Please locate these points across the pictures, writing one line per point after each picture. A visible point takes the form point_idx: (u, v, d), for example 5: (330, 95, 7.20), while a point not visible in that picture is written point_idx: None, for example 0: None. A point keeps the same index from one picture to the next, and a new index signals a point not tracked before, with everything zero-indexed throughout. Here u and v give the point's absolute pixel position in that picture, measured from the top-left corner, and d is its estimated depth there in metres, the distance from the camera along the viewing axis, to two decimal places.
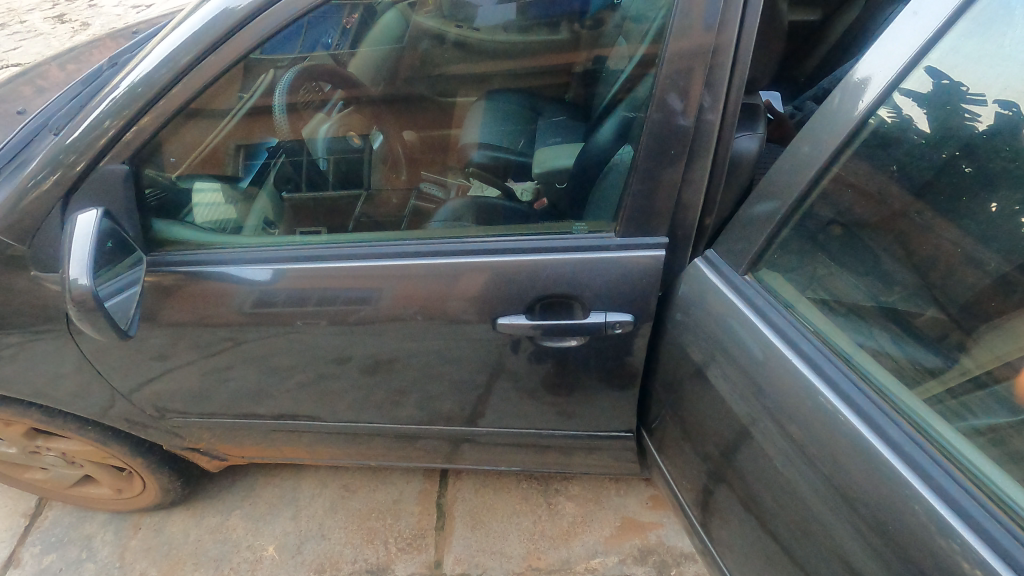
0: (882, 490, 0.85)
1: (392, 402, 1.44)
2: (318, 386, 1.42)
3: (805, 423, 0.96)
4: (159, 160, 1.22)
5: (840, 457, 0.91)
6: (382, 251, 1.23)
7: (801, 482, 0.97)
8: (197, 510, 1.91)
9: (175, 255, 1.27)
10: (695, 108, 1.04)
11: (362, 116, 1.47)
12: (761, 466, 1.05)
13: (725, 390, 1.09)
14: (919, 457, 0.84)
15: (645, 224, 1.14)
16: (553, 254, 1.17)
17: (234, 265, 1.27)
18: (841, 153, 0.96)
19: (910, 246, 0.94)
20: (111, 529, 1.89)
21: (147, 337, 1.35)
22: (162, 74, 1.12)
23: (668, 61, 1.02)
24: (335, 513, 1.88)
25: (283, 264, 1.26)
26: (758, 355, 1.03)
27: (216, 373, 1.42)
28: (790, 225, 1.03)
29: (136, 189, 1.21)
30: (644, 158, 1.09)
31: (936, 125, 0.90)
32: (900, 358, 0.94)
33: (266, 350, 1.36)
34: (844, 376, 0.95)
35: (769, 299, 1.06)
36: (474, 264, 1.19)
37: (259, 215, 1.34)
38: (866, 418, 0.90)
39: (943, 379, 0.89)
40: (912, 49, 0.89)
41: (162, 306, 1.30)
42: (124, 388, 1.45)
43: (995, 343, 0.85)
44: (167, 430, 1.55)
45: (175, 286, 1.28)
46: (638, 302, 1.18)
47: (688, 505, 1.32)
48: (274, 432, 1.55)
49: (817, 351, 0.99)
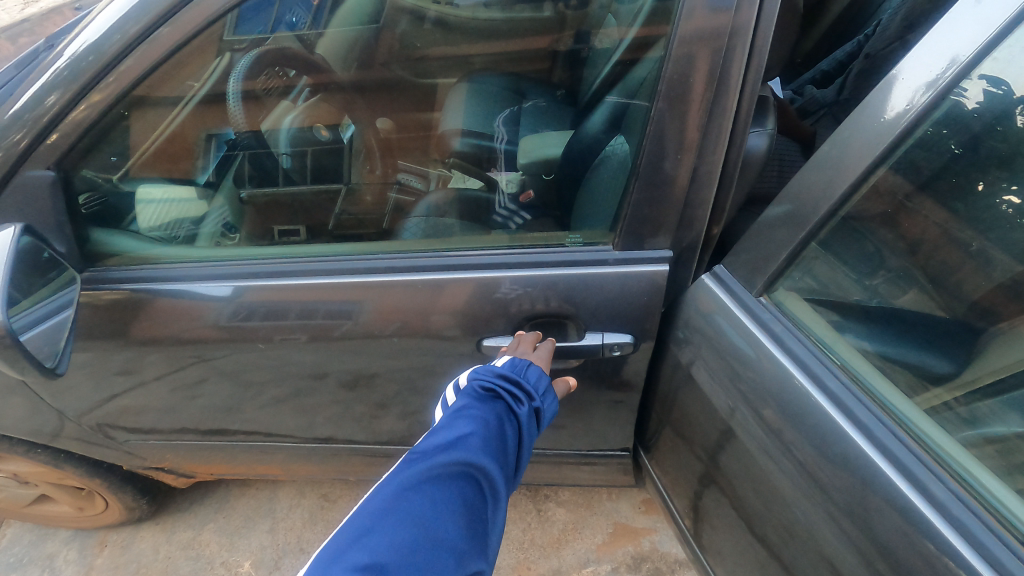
0: (866, 493, 0.80)
1: (372, 416, 1.33)
2: (294, 402, 1.31)
3: (790, 422, 0.89)
4: (102, 157, 1.07)
5: (824, 458, 0.85)
6: (354, 266, 1.10)
7: (797, 498, 0.90)
8: (167, 525, 1.80)
9: (119, 271, 1.14)
10: (706, 104, 0.92)
11: (331, 104, 1.52)
12: (768, 498, 0.96)
13: (733, 417, 0.99)
14: (956, 510, 0.72)
15: (645, 234, 1.03)
16: (544, 270, 1.06)
17: (185, 283, 1.13)
18: (877, 167, 0.81)
19: (928, 263, 0.82)
20: (75, 547, 1.78)
21: (98, 355, 1.22)
22: (110, 45, 0.96)
23: (678, 43, 0.89)
24: (315, 525, 1.79)
25: (243, 280, 1.13)
26: (773, 386, 0.92)
27: (180, 391, 1.30)
28: (813, 242, 0.90)
29: (68, 197, 1.05)
30: (644, 160, 0.97)
31: (941, 109, 0.75)
32: (904, 364, 0.85)
33: (232, 366, 1.24)
34: (869, 412, 0.83)
35: (785, 322, 0.94)
36: (460, 279, 1.08)
37: (216, 218, 1.24)
38: (853, 419, 0.83)
39: (950, 387, 0.81)
40: (971, 43, 0.72)
41: (113, 320, 1.17)
42: (75, 407, 1.32)
43: (1006, 349, 0.76)
44: (127, 449, 1.44)
45: (122, 303, 1.15)
46: (636, 321, 1.08)
47: (680, 513, 1.25)
48: (245, 450, 1.44)
49: (804, 349, 0.91)
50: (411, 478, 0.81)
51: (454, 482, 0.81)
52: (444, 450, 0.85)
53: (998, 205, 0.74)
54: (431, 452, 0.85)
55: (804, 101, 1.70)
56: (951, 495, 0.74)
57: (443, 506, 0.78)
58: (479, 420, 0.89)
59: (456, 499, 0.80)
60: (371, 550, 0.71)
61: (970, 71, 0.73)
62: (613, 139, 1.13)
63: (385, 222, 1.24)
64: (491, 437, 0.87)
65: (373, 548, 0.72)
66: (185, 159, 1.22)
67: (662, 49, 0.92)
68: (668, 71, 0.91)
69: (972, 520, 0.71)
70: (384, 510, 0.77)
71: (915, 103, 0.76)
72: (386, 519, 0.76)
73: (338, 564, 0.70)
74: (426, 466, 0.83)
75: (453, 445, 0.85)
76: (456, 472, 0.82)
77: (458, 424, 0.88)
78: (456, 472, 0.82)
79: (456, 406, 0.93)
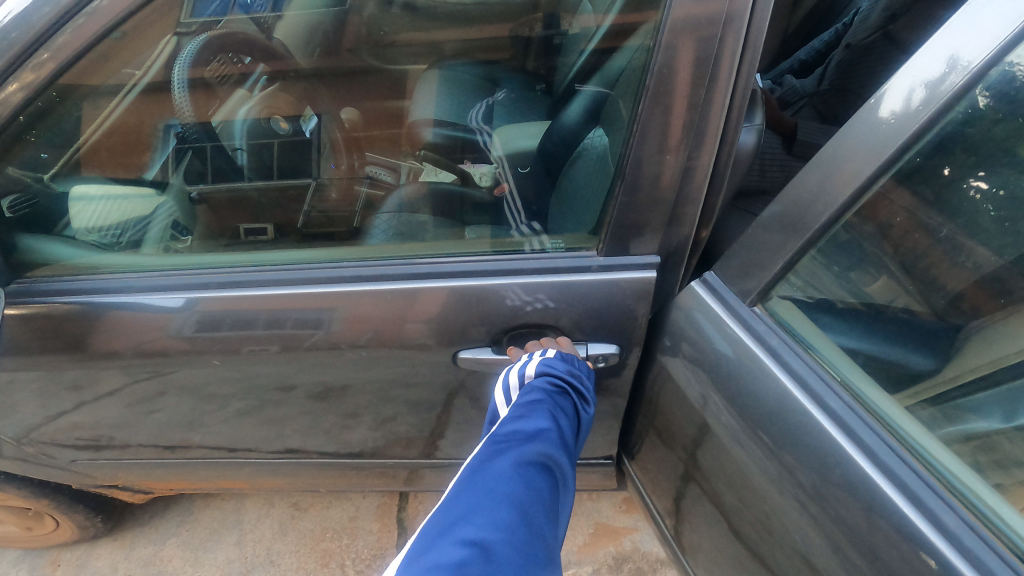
0: (847, 493, 0.77)
1: (342, 427, 1.25)
2: (258, 414, 1.22)
3: (770, 420, 0.86)
4: (30, 151, 0.96)
5: (803, 457, 0.81)
6: (317, 276, 1.02)
7: (776, 498, 0.86)
8: (126, 541, 1.70)
9: (52, 282, 1.04)
10: (697, 100, 0.86)
11: (288, 95, 1.44)
12: (746, 496, 0.93)
13: (715, 419, 0.95)
14: (975, 546, 0.67)
15: (629, 240, 0.97)
16: (521, 277, 1.00)
17: (127, 295, 1.03)
18: (880, 178, 0.75)
19: (921, 267, 0.79)
20: (25, 567, 1.67)
21: (37, 371, 1.11)
22: (40, 17, 0.84)
23: (670, 30, 0.82)
24: (285, 536, 1.72)
25: (194, 292, 1.03)
26: (771, 404, 0.86)
27: (132, 407, 1.20)
28: (812, 251, 0.84)
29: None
30: (630, 161, 0.91)
31: (956, 113, 0.69)
32: (888, 363, 0.83)
33: (188, 381, 1.14)
34: (874, 435, 0.77)
35: (782, 336, 0.88)
36: (433, 287, 1.00)
37: (163, 219, 1.15)
38: (835, 418, 0.80)
39: (933, 385, 0.80)
40: (990, 42, 0.65)
41: (49, 331, 1.06)
42: (20, 425, 1.22)
43: (990, 346, 0.75)
44: (78, 467, 1.34)
45: (61, 317, 1.04)
46: (621, 330, 1.04)
47: (660, 512, 1.22)
48: (208, 465, 1.36)
49: (786, 347, 0.87)
50: (500, 463, 0.78)
51: (540, 471, 0.79)
52: (528, 440, 0.82)
53: (966, 190, 0.72)
54: (515, 442, 0.82)
55: (785, 92, 1.67)
56: (934, 494, 0.71)
57: (539, 497, 0.75)
58: (553, 416, 0.87)
59: (545, 487, 0.77)
60: (476, 527, 0.69)
61: (986, 74, 0.66)
62: (592, 132, 1.09)
63: (358, 221, 1.17)
64: (567, 431, 0.88)
65: (478, 526, 0.69)
66: (137, 152, 1.15)
67: (652, 38, 0.85)
68: (659, 62, 0.84)
69: (956, 521, 0.69)
70: (480, 491, 0.74)
71: (914, 105, 0.71)
72: (482, 500, 0.73)
73: (444, 540, 0.68)
74: (514, 454, 0.80)
75: (536, 436, 0.82)
76: (540, 462, 0.80)
77: (533, 416, 0.85)
78: (541, 462, 0.80)
79: (522, 401, 0.88)
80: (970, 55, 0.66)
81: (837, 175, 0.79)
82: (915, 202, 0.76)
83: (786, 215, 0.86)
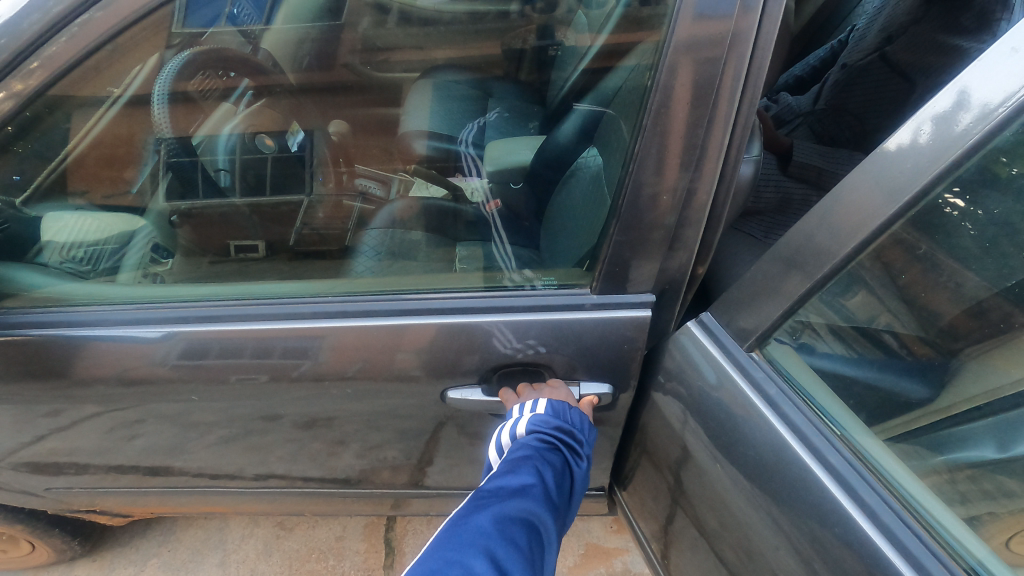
0: (844, 550, 0.74)
1: (328, 453, 1.22)
2: (242, 441, 1.19)
3: (765, 468, 0.84)
4: (3, 175, 0.91)
5: (799, 509, 0.79)
6: (300, 310, 0.99)
7: (769, 547, 0.84)
8: (105, 562, 1.66)
9: (22, 315, 0.99)
10: (698, 125, 0.83)
11: (273, 111, 1.40)
12: (738, 541, 0.91)
13: (709, 461, 0.93)
14: None
15: (626, 277, 0.95)
16: (512, 315, 0.97)
17: (101, 328, 0.99)
18: (894, 222, 0.72)
19: (919, 303, 0.76)
20: None
21: (12, 400, 1.08)
22: (30, 26, 0.80)
23: (673, 52, 0.80)
24: (270, 556, 1.68)
25: (174, 325, 0.99)
26: (766, 452, 0.84)
27: (110, 434, 1.16)
28: (819, 292, 0.81)
29: None
30: (629, 190, 0.88)
31: (971, 164, 0.66)
32: (882, 389, 0.82)
33: (170, 409, 1.10)
34: (875, 492, 0.75)
35: (780, 383, 0.86)
36: (422, 323, 0.98)
37: (143, 243, 1.12)
38: (832, 470, 0.78)
39: (916, 413, 0.79)
40: (1006, 95, 0.62)
41: (20, 362, 1.01)
42: None
43: (980, 377, 0.73)
44: (53, 492, 1.29)
45: (31, 348, 1.00)
46: (615, 367, 1.02)
47: (649, 540, 1.20)
48: (190, 490, 1.32)
49: (782, 393, 0.85)
50: (484, 517, 0.76)
51: (523, 526, 0.76)
52: (513, 494, 0.80)
53: (942, 208, 0.70)
54: (500, 497, 0.80)
55: (781, 110, 1.65)
56: (933, 556, 0.69)
57: (519, 554, 0.72)
58: (541, 471, 0.84)
59: (527, 543, 0.74)
60: None
61: (1001, 129, 0.63)
62: (587, 151, 1.08)
63: (338, 248, 1.15)
64: (555, 488, 0.85)
65: None
66: (116, 168, 1.11)
67: (654, 58, 0.83)
68: (657, 88, 0.82)
69: None
70: (463, 543, 0.73)
71: (920, 146, 0.69)
72: (464, 553, 0.71)
73: None
74: (498, 509, 0.78)
75: (522, 491, 0.81)
76: (524, 517, 0.78)
77: (521, 471, 0.84)
78: (525, 517, 0.78)
79: (512, 456, 0.87)
80: (982, 92, 0.64)
81: (843, 211, 0.77)
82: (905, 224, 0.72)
83: (789, 251, 0.83)
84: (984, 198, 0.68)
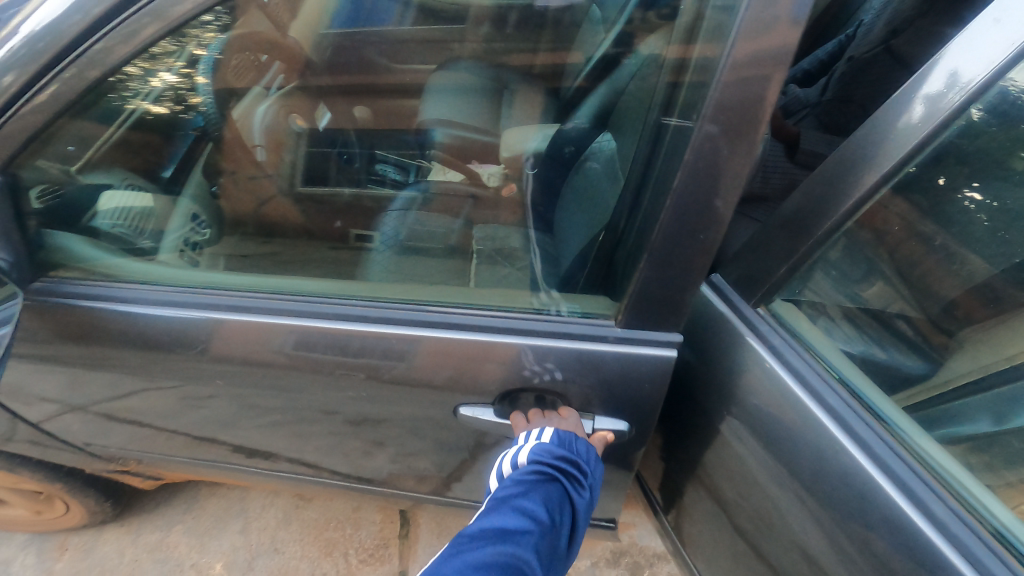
0: (844, 485, 0.80)
1: (364, 454, 1.27)
2: (270, 420, 1.23)
3: (769, 411, 0.90)
4: (57, 146, 0.96)
5: (802, 447, 0.86)
6: (329, 310, 1.03)
7: (772, 486, 0.91)
8: (133, 527, 1.73)
9: (72, 286, 1.06)
10: (737, 143, 0.79)
11: (302, 95, 1.56)
12: (747, 489, 0.96)
13: (719, 413, 1.00)
14: (964, 536, 0.70)
15: (650, 315, 0.96)
16: (530, 338, 1.00)
17: (140, 306, 1.06)
18: (881, 187, 0.80)
19: (926, 281, 0.85)
20: (32, 551, 1.69)
21: (64, 367, 1.15)
22: (70, 27, 0.82)
23: (730, 71, 0.74)
24: (290, 524, 1.77)
25: (207, 313, 1.06)
26: (772, 398, 0.90)
27: (148, 405, 1.22)
28: (816, 254, 0.89)
29: (17, 202, 0.94)
30: (670, 214, 0.85)
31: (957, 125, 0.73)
32: (885, 363, 0.90)
33: (203, 387, 1.16)
34: (872, 431, 0.81)
35: (782, 334, 0.93)
36: (439, 335, 1.01)
37: (183, 215, 1.21)
38: (834, 413, 0.84)
39: (922, 387, 0.86)
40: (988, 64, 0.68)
41: (65, 325, 1.09)
42: (38, 414, 1.24)
43: (980, 352, 0.82)
44: (90, 454, 1.36)
45: (77, 316, 1.07)
46: (633, 404, 1.03)
47: (661, 505, 1.25)
48: (223, 466, 1.39)
49: (785, 344, 0.92)
50: (462, 559, 0.77)
51: (504, 568, 0.76)
52: (499, 537, 0.81)
53: (961, 201, 0.78)
54: (486, 538, 0.81)
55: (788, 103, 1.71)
56: (927, 488, 0.75)
57: None
58: (531, 509, 0.85)
59: None
60: None
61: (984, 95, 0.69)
62: (602, 135, 1.16)
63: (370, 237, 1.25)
64: (547, 524, 0.85)
65: None
66: (154, 150, 1.19)
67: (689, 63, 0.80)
68: (708, 106, 0.77)
69: (950, 515, 0.72)
70: None
71: (914, 119, 0.75)
72: None
73: None
74: (479, 550, 0.79)
75: (512, 532, 0.81)
76: (508, 558, 0.78)
77: (508, 511, 0.85)
78: (507, 558, 0.78)
79: (505, 493, 0.89)
80: (969, 69, 0.69)
81: (838, 182, 0.84)
82: (910, 208, 0.82)
83: (791, 218, 0.91)
84: (996, 189, 0.75)
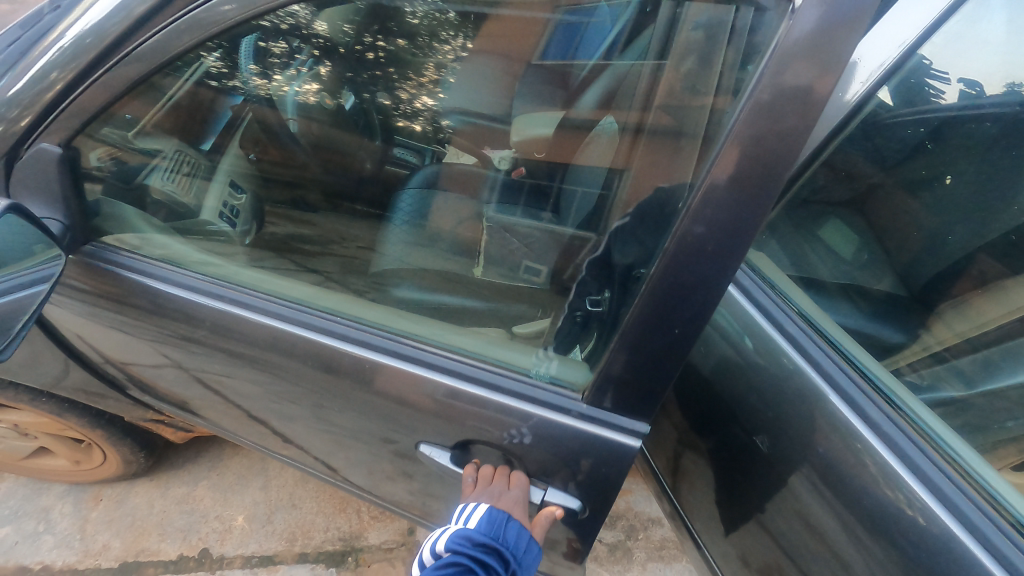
0: (845, 451, 0.91)
1: (389, 479, 1.32)
2: (293, 417, 1.29)
3: (777, 385, 1.03)
4: (117, 118, 1.06)
5: (807, 419, 0.98)
6: (346, 331, 1.09)
7: (778, 460, 1.01)
8: (162, 481, 1.86)
9: (120, 254, 1.15)
10: (739, 207, 0.75)
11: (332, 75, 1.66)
12: (750, 463, 1.06)
13: (727, 388, 1.12)
14: (950, 491, 0.82)
15: (629, 387, 0.94)
16: (496, 395, 1.02)
17: (183, 286, 1.14)
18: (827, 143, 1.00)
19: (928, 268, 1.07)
20: (70, 500, 1.82)
21: (106, 332, 1.25)
22: (112, 26, 0.93)
23: (742, 114, 0.70)
24: (307, 483, 1.89)
25: (245, 311, 1.13)
26: (787, 376, 1.02)
27: (182, 374, 1.32)
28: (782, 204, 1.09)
29: (71, 175, 1.05)
30: (658, 279, 0.83)
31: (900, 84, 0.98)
32: (874, 337, 1.09)
33: (233, 370, 1.23)
34: (871, 403, 0.93)
35: (798, 323, 1.07)
36: (408, 370, 1.06)
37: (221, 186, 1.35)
38: (834, 386, 0.97)
39: (906, 355, 1.06)
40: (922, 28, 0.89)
41: (104, 290, 1.18)
42: (86, 363, 1.37)
43: (953, 322, 1.03)
44: (131, 404, 1.49)
45: (121, 291, 1.17)
46: (582, 477, 1.04)
47: (660, 471, 1.33)
48: (247, 440, 1.47)
49: (799, 331, 1.06)
50: None
51: None
52: None
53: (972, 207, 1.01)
54: None
55: None
56: (918, 450, 0.86)
57: None
58: None
59: None
60: None
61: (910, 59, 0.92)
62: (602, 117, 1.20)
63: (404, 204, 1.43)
64: None
65: None
66: (197, 125, 1.31)
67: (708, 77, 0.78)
68: (723, 146, 0.73)
69: (936, 472, 0.84)
70: None
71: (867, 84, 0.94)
72: None
73: None
74: None
75: None
76: None
77: None
78: None
79: None
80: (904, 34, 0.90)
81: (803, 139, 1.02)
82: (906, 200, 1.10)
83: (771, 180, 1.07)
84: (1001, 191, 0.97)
